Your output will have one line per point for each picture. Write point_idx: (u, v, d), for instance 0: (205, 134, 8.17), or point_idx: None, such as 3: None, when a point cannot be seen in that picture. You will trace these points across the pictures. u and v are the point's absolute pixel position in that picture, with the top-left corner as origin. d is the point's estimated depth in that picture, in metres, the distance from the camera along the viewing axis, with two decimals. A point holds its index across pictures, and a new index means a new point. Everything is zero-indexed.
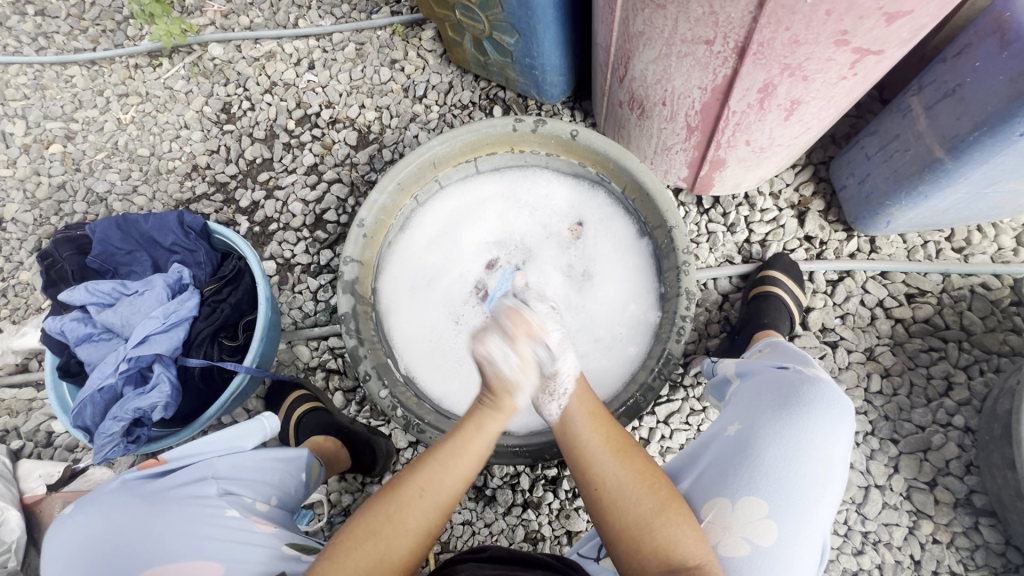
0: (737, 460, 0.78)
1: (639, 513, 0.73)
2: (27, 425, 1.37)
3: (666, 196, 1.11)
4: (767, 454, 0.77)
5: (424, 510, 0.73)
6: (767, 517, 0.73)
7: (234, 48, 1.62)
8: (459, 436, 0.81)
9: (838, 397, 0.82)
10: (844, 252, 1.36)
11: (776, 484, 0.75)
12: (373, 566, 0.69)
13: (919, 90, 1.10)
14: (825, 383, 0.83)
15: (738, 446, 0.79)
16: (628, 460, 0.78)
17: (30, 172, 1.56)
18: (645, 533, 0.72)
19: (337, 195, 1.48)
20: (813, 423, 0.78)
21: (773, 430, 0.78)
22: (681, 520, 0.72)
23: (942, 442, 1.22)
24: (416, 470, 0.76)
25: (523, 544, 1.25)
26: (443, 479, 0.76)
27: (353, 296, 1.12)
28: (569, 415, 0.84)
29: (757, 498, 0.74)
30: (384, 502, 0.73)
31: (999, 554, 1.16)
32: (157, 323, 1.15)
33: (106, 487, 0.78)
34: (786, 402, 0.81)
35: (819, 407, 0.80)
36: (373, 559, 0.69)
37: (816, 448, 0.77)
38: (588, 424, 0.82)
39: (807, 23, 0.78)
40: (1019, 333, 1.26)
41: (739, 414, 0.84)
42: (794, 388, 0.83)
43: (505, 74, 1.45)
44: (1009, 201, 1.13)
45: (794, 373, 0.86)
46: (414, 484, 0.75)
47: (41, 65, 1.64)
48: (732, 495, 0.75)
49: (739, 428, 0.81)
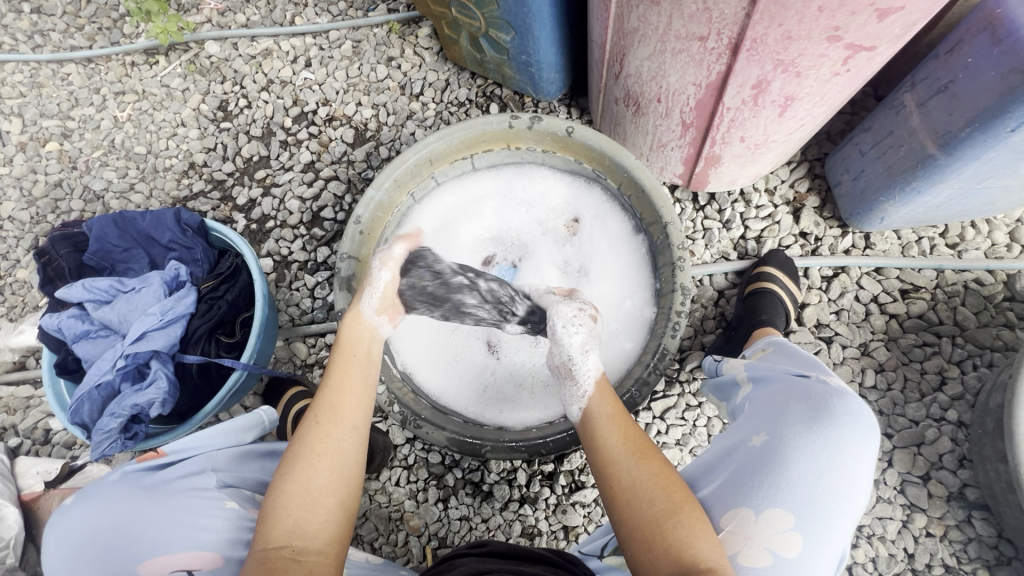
0: (764, 472, 0.77)
1: (653, 514, 0.72)
2: (25, 422, 1.37)
3: (663, 194, 1.11)
4: (795, 467, 0.76)
5: (340, 433, 0.78)
6: (792, 530, 0.74)
7: (230, 45, 1.62)
8: (336, 367, 0.87)
9: (865, 411, 0.82)
10: (839, 248, 1.37)
11: (803, 497, 0.75)
12: (311, 498, 0.72)
13: (912, 86, 1.11)
14: (850, 396, 0.83)
15: (765, 457, 0.79)
16: (645, 461, 0.78)
17: (27, 170, 1.56)
18: (656, 533, 0.71)
19: (334, 192, 1.48)
20: (841, 436, 0.78)
21: (802, 443, 0.78)
22: (693, 522, 0.71)
23: (936, 436, 1.23)
24: (313, 406, 0.81)
25: (520, 538, 1.25)
26: (342, 401, 0.82)
27: (350, 292, 1.13)
28: (593, 420, 0.87)
29: (782, 511, 0.74)
30: (298, 442, 0.77)
31: (991, 547, 1.17)
32: (153, 320, 1.15)
33: (106, 479, 0.79)
34: (817, 415, 0.80)
35: (848, 421, 0.80)
36: (307, 491, 0.72)
37: (845, 463, 0.77)
38: (613, 428, 0.85)
39: (799, 19, 0.78)
40: (1012, 328, 1.27)
41: (763, 423, 0.83)
42: (823, 401, 0.82)
43: (501, 71, 1.45)
44: (1001, 197, 1.14)
45: (820, 383, 0.86)
46: (315, 415, 0.80)
47: (37, 63, 1.64)
48: (757, 507, 0.75)
49: (766, 438, 0.80)
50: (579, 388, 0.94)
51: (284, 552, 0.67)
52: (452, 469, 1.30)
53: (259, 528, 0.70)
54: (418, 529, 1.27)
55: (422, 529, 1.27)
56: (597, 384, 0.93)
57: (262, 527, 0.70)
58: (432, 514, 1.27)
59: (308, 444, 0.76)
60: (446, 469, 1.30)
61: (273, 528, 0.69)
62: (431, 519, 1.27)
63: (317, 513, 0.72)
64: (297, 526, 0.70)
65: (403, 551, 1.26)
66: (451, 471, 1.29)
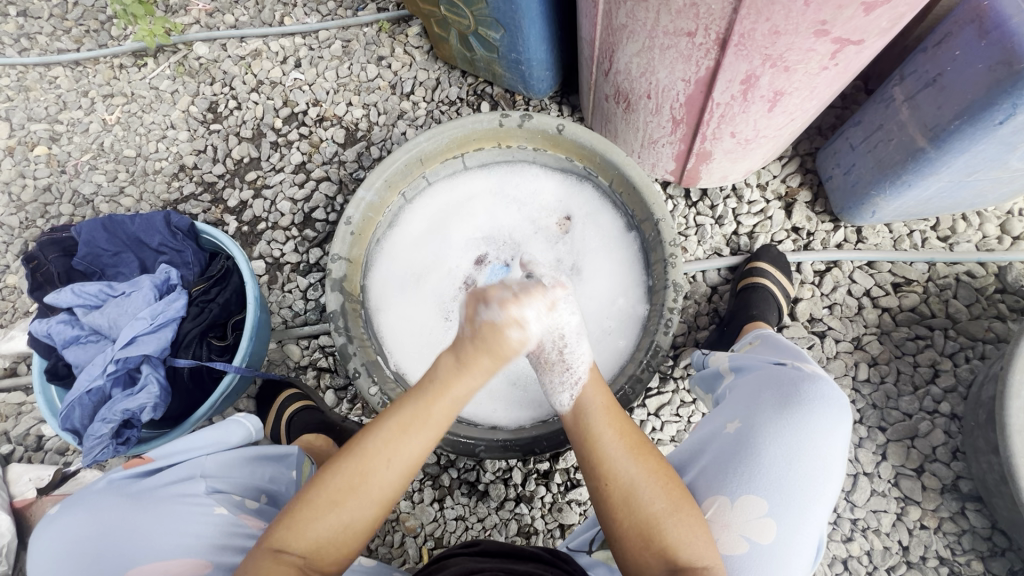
0: (738, 459, 0.78)
1: (649, 513, 0.72)
2: (17, 429, 1.36)
3: (651, 188, 1.11)
4: (767, 452, 0.77)
5: (389, 472, 0.73)
6: (766, 515, 0.74)
7: (219, 46, 1.61)
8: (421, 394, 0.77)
9: (837, 395, 0.82)
10: (832, 243, 1.37)
11: (776, 482, 0.75)
12: (339, 533, 0.71)
13: (901, 79, 1.11)
14: (822, 380, 0.83)
15: (739, 443, 0.79)
16: (642, 458, 0.76)
17: (15, 175, 1.55)
18: (653, 533, 0.71)
19: (326, 193, 1.48)
20: (812, 420, 0.78)
21: (772, 428, 0.78)
22: (691, 521, 0.71)
23: (929, 429, 1.23)
24: (375, 429, 0.74)
25: (516, 538, 1.25)
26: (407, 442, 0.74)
27: (341, 294, 1.12)
28: (585, 411, 0.82)
29: (756, 497, 0.75)
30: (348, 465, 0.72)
31: (985, 539, 1.17)
32: (144, 324, 1.15)
33: (92, 487, 0.78)
34: (787, 400, 0.81)
35: (819, 405, 0.80)
36: (343, 519, 0.71)
37: (816, 446, 0.77)
38: (604, 419, 0.80)
39: (786, 14, 0.78)
40: (1004, 320, 1.28)
41: (738, 410, 0.83)
42: (794, 386, 0.82)
43: (492, 70, 1.45)
44: (991, 189, 1.14)
45: (793, 369, 0.86)
46: (380, 436, 0.73)
47: (24, 67, 1.63)
48: (732, 493, 0.76)
49: (740, 425, 0.81)
50: (570, 376, 0.88)
51: (298, 561, 0.68)
52: (448, 469, 1.29)
53: (287, 530, 0.69)
54: (414, 530, 1.27)
55: (417, 530, 1.27)
56: (591, 372, 0.87)
57: (283, 530, 0.69)
58: (428, 514, 1.27)
59: (349, 478, 0.72)
60: (441, 470, 1.29)
61: (295, 537, 0.69)
62: (427, 520, 1.27)
63: (338, 538, 0.71)
64: (315, 547, 0.69)
65: (399, 552, 1.26)
66: (446, 471, 1.29)
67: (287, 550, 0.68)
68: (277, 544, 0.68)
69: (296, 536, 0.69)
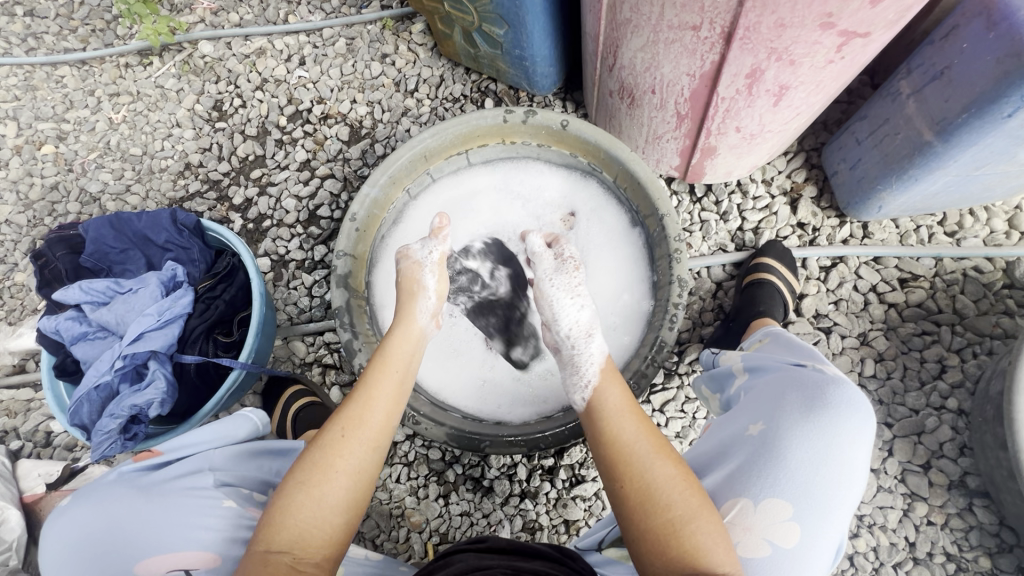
0: (762, 461, 0.77)
1: (668, 518, 0.70)
2: (26, 425, 1.37)
3: (658, 185, 1.11)
4: (793, 455, 0.76)
5: (357, 451, 0.75)
6: (791, 520, 0.73)
7: (224, 45, 1.62)
8: (370, 375, 0.85)
9: (861, 399, 0.81)
10: (837, 238, 1.36)
11: (799, 485, 0.75)
12: (319, 520, 0.70)
13: (908, 73, 1.10)
14: (847, 383, 0.82)
15: (764, 446, 0.78)
16: (663, 460, 0.75)
17: (23, 173, 1.56)
18: (672, 537, 0.69)
19: (330, 190, 1.48)
20: (837, 424, 0.78)
21: (798, 430, 0.78)
22: (712, 527, 0.69)
23: (936, 425, 1.23)
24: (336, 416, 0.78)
25: (522, 534, 1.25)
26: (365, 419, 0.78)
27: (347, 290, 1.12)
28: (606, 412, 0.83)
29: (781, 501, 0.74)
30: (312, 454, 0.75)
31: (993, 535, 1.17)
32: (151, 320, 1.16)
33: (103, 479, 0.78)
34: (812, 404, 0.80)
35: (845, 411, 0.79)
36: (318, 509, 0.71)
37: (840, 451, 0.77)
38: (627, 421, 0.81)
39: (792, 6, 0.78)
40: (1012, 315, 1.27)
41: (760, 413, 0.82)
42: (819, 389, 0.81)
43: (496, 66, 1.45)
44: (999, 183, 1.13)
45: (816, 373, 0.85)
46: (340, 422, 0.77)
47: (31, 66, 1.63)
48: (756, 496, 0.75)
49: (764, 428, 0.80)
50: (583, 377, 0.91)
51: (285, 559, 0.67)
52: (453, 465, 1.30)
53: (262, 526, 0.70)
54: (420, 525, 1.27)
55: (423, 525, 1.27)
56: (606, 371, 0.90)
57: (263, 528, 0.69)
58: (433, 510, 1.27)
59: (319, 459, 0.74)
60: (446, 465, 1.30)
61: (276, 534, 0.68)
62: (432, 515, 1.27)
63: (323, 524, 0.70)
64: (301, 538, 0.69)
65: (404, 548, 1.26)
66: (452, 467, 1.29)
67: (269, 549, 0.67)
68: (258, 545, 0.68)
69: (274, 531, 0.69)
